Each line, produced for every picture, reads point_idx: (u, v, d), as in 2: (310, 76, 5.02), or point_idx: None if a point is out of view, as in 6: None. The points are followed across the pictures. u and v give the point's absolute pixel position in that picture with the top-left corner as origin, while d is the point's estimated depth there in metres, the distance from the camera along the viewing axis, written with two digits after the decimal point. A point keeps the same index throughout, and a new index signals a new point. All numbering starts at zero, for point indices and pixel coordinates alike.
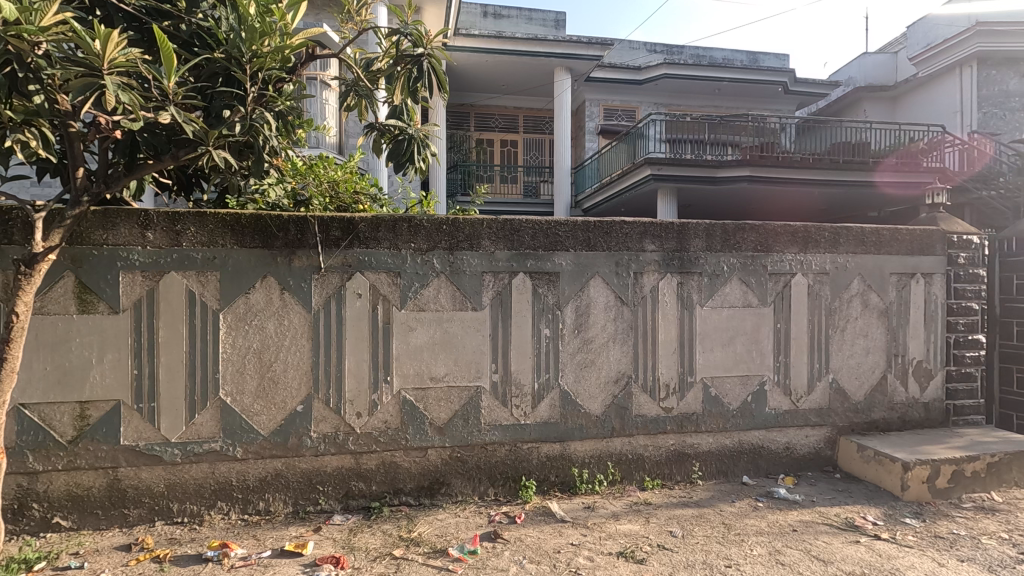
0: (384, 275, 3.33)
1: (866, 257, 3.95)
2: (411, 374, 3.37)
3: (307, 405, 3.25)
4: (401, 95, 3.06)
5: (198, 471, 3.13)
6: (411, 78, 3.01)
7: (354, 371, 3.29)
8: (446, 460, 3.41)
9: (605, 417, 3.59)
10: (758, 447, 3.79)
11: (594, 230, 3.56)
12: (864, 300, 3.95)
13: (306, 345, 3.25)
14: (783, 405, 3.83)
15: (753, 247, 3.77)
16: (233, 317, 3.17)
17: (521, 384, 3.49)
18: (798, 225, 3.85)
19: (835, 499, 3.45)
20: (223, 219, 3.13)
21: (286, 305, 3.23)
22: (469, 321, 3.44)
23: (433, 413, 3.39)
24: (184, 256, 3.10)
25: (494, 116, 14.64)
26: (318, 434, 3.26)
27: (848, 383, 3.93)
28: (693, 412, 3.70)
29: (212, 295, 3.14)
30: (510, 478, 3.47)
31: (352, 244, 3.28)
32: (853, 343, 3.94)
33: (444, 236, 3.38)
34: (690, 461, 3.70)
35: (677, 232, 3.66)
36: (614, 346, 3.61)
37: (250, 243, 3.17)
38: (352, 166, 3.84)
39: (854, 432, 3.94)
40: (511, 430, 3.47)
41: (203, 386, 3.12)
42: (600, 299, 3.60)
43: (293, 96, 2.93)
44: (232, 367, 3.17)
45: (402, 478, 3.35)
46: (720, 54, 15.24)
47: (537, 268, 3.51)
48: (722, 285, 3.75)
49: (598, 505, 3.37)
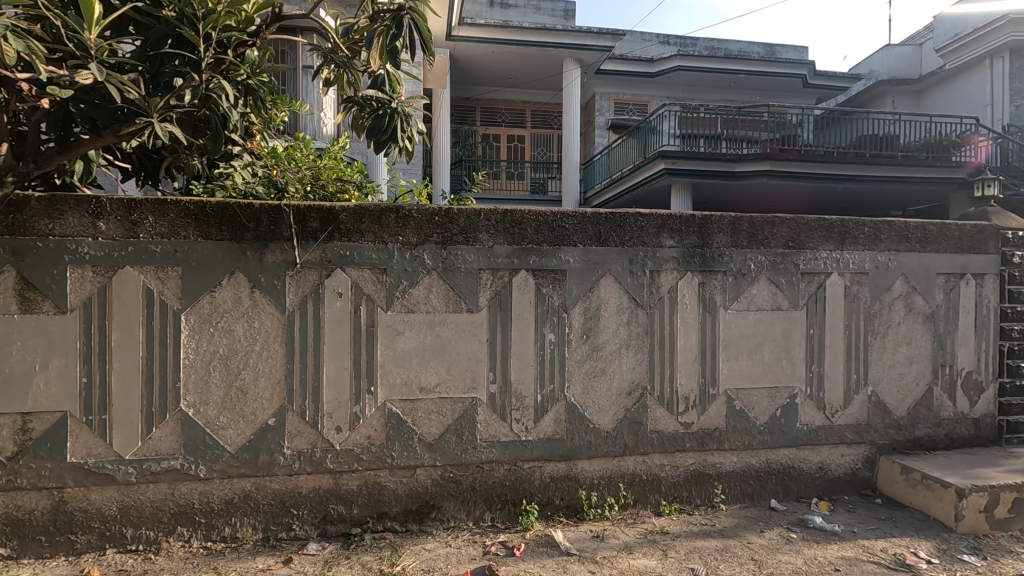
0: (368, 272, 2.96)
1: (910, 255, 3.53)
2: (398, 384, 2.99)
3: (280, 418, 2.88)
4: (379, 61, 2.69)
5: (155, 492, 2.77)
6: (390, 37, 2.58)
7: (333, 380, 2.92)
8: (437, 481, 3.03)
9: (617, 433, 3.20)
10: (789, 467, 3.38)
11: (606, 223, 3.17)
12: (908, 303, 3.54)
13: (279, 350, 2.89)
14: (815, 420, 3.42)
15: (783, 243, 3.36)
16: (195, 319, 2.81)
17: (522, 396, 3.11)
18: (834, 219, 3.43)
19: (879, 530, 3.03)
20: (186, 207, 2.77)
21: (257, 305, 2.86)
22: (464, 325, 3.06)
23: (422, 428, 3.01)
24: (141, 249, 2.74)
25: (501, 111, 14.27)
26: (293, 450, 2.89)
27: (890, 397, 3.51)
28: (715, 428, 3.30)
29: (173, 293, 2.78)
30: (509, 502, 3.09)
31: (332, 237, 2.91)
32: (894, 351, 3.52)
33: (436, 228, 3.01)
34: (712, 482, 3.30)
35: (698, 225, 3.26)
36: (627, 353, 3.22)
37: (217, 235, 2.81)
38: (336, 151, 3.43)
39: (896, 451, 3.51)
40: (510, 447, 3.09)
41: (162, 397, 2.76)
42: (612, 300, 3.21)
43: (261, 66, 2.58)
44: (196, 375, 2.81)
45: (387, 501, 2.98)
46: (736, 46, 14.78)
47: (542, 265, 3.12)
48: (749, 285, 3.34)
49: (608, 534, 2.97)
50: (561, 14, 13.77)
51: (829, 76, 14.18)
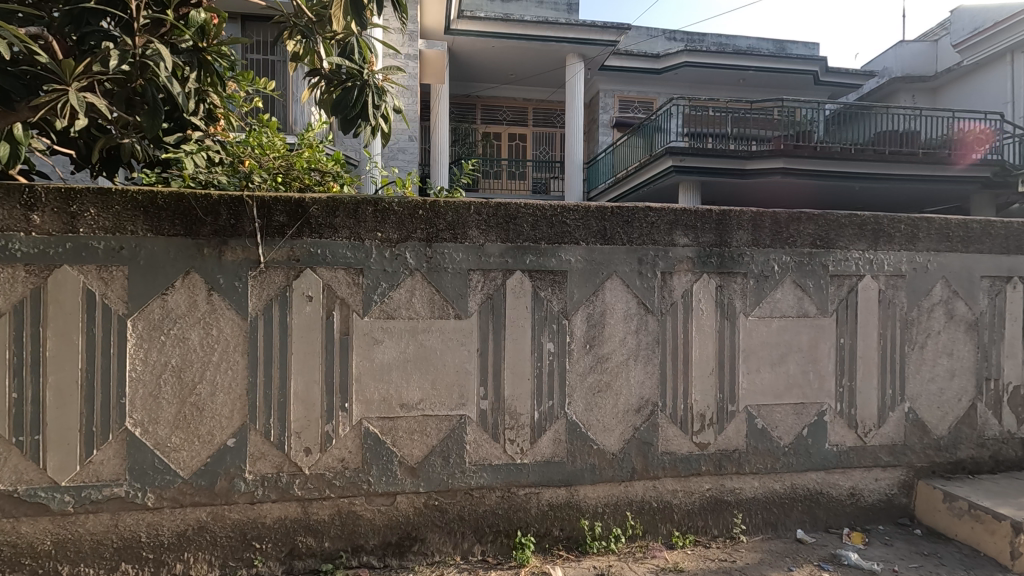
0: (342, 273, 2.61)
1: (951, 256, 3.17)
2: (377, 401, 2.64)
3: (241, 438, 2.53)
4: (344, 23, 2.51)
5: (96, 524, 2.42)
6: None
7: (302, 396, 2.57)
8: (420, 510, 2.67)
9: (624, 455, 2.84)
10: (817, 493, 3.01)
11: (612, 219, 2.82)
12: (948, 309, 3.17)
13: (240, 361, 2.54)
14: (846, 441, 3.06)
15: (811, 242, 3.00)
16: (144, 326, 2.46)
17: (517, 413, 2.75)
18: (867, 216, 3.06)
19: (923, 568, 2.66)
20: (133, 197, 2.43)
21: (214, 310, 2.52)
22: (451, 333, 2.71)
23: (402, 450, 2.66)
24: (82, 246, 2.39)
25: (502, 109, 13.97)
26: (255, 475, 2.54)
27: (928, 414, 3.15)
28: (734, 449, 2.94)
29: (118, 296, 2.43)
30: (502, 533, 2.73)
31: (301, 233, 2.56)
32: (933, 363, 3.16)
33: (420, 223, 2.66)
34: (731, 511, 2.93)
35: (716, 221, 2.91)
36: (635, 364, 2.86)
37: (169, 230, 2.47)
38: (311, 138, 3.08)
39: (936, 475, 3.15)
40: (504, 471, 2.74)
41: (104, 415, 2.41)
42: (618, 306, 2.85)
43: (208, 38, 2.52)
44: (144, 390, 2.46)
45: (363, 533, 2.63)
46: (744, 43, 14.45)
47: (539, 265, 2.77)
48: (773, 289, 2.98)
49: (614, 572, 2.61)
50: (565, 9, 13.44)
51: (840, 74, 13.85)
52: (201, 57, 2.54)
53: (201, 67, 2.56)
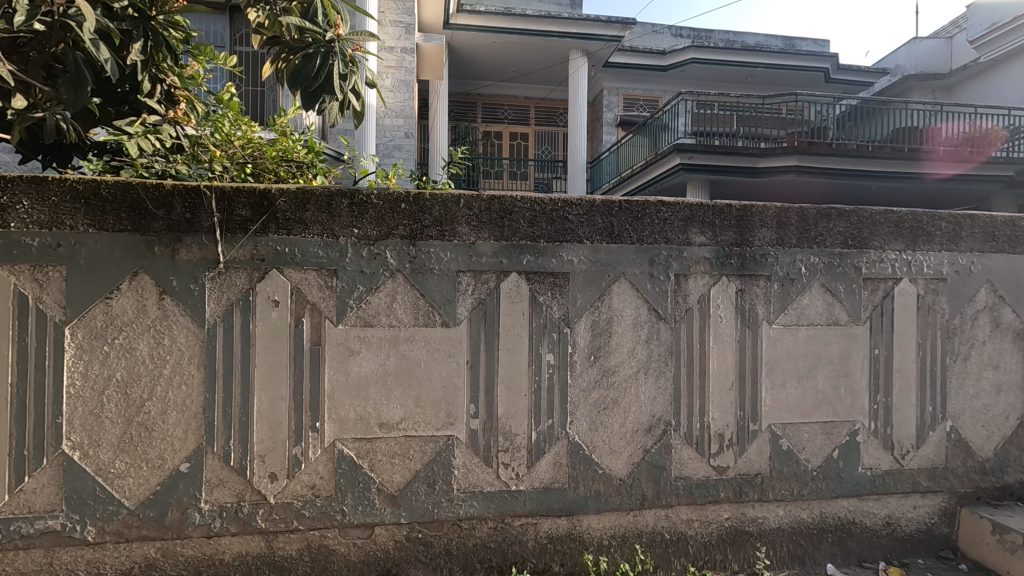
0: (313, 275, 2.30)
1: (997, 257, 2.84)
2: (352, 420, 2.33)
3: (195, 463, 2.22)
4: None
5: (28, 562, 2.11)
6: None
7: (266, 414, 2.26)
8: (400, 544, 2.35)
9: (633, 481, 2.52)
10: (848, 523, 2.69)
11: (619, 214, 2.50)
12: (994, 317, 2.85)
13: (195, 374, 2.23)
14: (881, 463, 2.73)
15: (842, 242, 2.68)
16: (84, 335, 2.14)
17: (512, 434, 2.44)
18: (904, 211, 2.74)
19: None
20: (72, 187, 2.12)
21: (166, 317, 2.20)
22: (437, 343, 2.40)
23: (381, 476, 2.35)
24: (12, 243, 2.08)
25: (504, 108, 13.69)
26: (212, 505, 2.22)
27: (972, 433, 2.82)
28: (756, 473, 2.62)
29: (55, 301, 2.12)
30: (495, 570, 2.41)
31: (266, 229, 2.25)
32: (978, 377, 2.83)
33: (402, 219, 2.34)
34: (752, 543, 2.61)
35: (736, 217, 2.59)
36: (646, 378, 2.55)
37: (115, 224, 2.16)
38: (285, 125, 2.80)
39: (982, 502, 2.81)
40: (496, 499, 2.42)
41: (37, 437, 2.10)
42: (626, 314, 2.53)
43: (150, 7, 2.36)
44: (85, 409, 2.14)
45: (335, 570, 2.31)
46: (752, 40, 14.15)
47: (537, 267, 2.45)
48: (799, 294, 2.66)
49: None
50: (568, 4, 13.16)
51: (849, 73, 13.57)
52: (148, 25, 2.34)
53: (150, 36, 2.34)
